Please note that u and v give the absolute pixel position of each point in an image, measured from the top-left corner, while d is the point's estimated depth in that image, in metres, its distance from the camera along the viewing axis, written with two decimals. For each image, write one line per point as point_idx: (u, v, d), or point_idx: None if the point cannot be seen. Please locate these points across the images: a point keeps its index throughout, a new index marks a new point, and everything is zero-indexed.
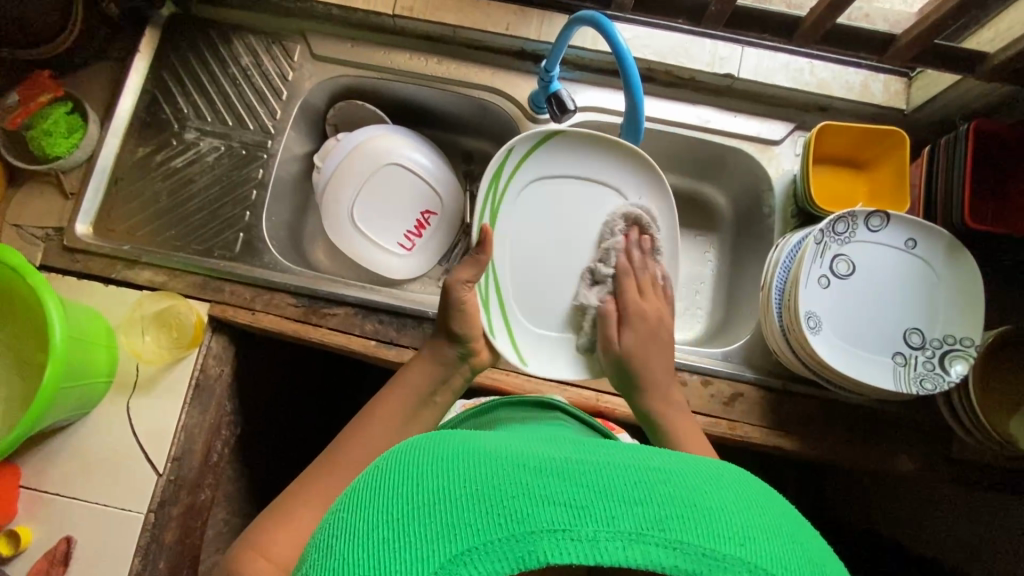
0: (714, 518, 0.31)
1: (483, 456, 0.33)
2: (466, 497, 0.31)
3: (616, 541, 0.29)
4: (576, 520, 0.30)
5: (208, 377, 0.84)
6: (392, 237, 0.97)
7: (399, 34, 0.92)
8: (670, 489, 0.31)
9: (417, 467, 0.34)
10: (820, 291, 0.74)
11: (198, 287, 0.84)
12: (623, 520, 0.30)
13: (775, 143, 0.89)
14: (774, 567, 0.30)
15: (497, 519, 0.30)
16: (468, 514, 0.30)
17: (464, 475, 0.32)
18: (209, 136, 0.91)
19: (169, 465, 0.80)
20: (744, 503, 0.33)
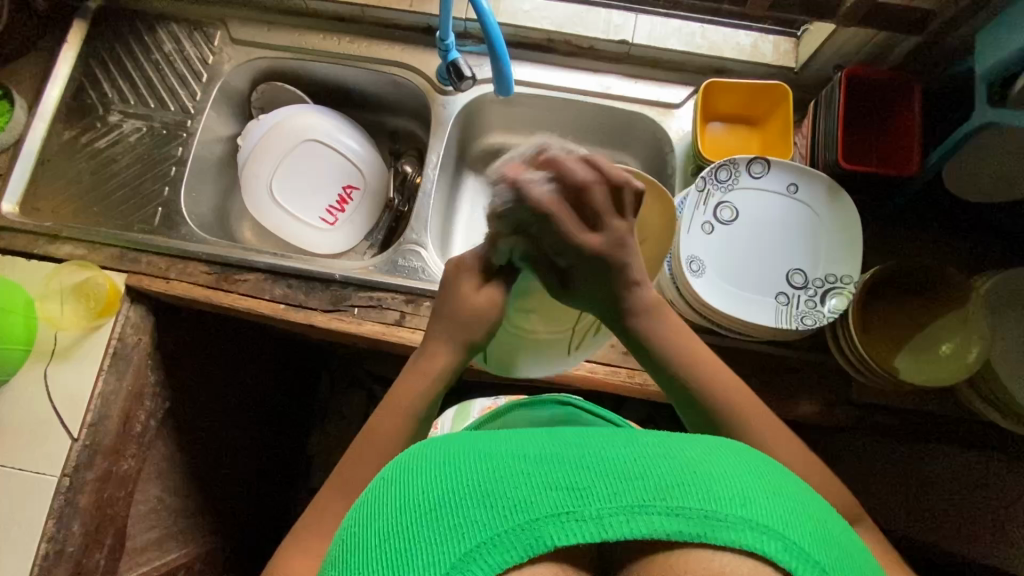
0: (707, 482, 0.36)
1: (492, 459, 0.39)
2: (475, 494, 0.36)
3: (615, 515, 0.35)
4: (581, 501, 0.35)
5: (125, 346, 0.86)
6: (313, 212, 1.00)
7: (312, 16, 0.97)
8: (663, 465, 0.37)
9: (428, 476, 0.39)
10: (704, 237, 0.77)
11: (117, 259, 0.87)
12: (622, 494, 0.35)
13: (673, 106, 0.92)
14: (765, 520, 0.35)
15: (505, 510, 0.35)
16: (480, 510, 0.35)
17: (475, 477, 0.37)
18: (132, 119, 0.95)
19: (83, 430, 0.82)
20: (734, 468, 0.38)
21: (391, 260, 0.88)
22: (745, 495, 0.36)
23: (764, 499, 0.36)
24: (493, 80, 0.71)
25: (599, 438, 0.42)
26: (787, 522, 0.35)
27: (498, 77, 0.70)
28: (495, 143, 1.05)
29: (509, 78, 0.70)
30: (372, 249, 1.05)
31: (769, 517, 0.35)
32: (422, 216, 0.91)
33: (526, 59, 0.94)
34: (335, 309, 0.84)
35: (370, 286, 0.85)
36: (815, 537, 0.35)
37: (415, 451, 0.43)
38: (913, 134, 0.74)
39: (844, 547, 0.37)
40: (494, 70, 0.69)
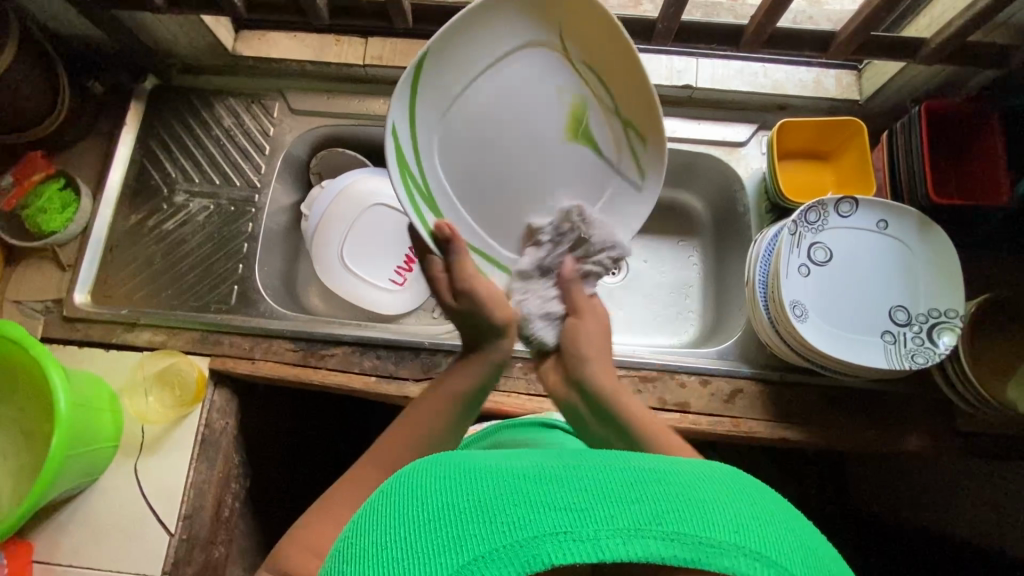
0: (703, 509, 0.36)
1: (488, 476, 0.39)
2: (474, 508, 0.37)
3: (613, 536, 0.34)
4: (578, 521, 0.35)
5: (213, 431, 0.84)
6: (383, 274, 0.99)
7: (372, 82, 0.97)
8: (658, 487, 0.37)
9: (428, 491, 0.39)
10: (802, 280, 0.76)
11: (198, 342, 0.86)
12: (618, 518, 0.35)
13: (740, 145, 0.93)
14: (756, 546, 0.36)
15: (503, 526, 0.35)
16: (475, 524, 0.36)
17: (470, 494, 0.37)
18: (198, 197, 0.95)
19: (180, 523, 0.80)
20: (735, 497, 0.38)
21: None
22: (744, 527, 0.37)
23: (761, 531, 0.37)
24: None
25: (594, 454, 0.42)
26: (777, 548, 0.36)
27: None
28: None
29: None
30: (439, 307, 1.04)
31: (765, 545, 0.36)
32: None
33: None
34: (426, 377, 0.83)
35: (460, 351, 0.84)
36: (800, 562, 0.36)
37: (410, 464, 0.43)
38: (997, 165, 0.75)
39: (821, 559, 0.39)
40: None
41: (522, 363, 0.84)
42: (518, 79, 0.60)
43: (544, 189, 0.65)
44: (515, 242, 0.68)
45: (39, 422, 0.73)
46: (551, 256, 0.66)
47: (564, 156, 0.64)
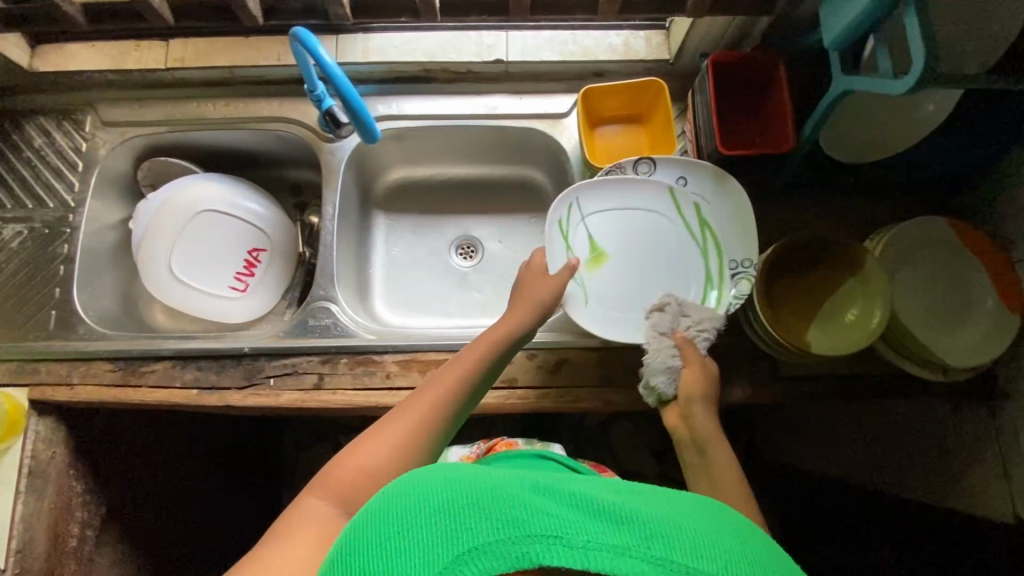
0: (693, 540, 0.39)
1: (486, 480, 0.41)
2: (470, 502, 0.39)
3: (601, 551, 0.37)
4: (571, 530, 0.38)
5: (39, 462, 0.82)
6: (222, 281, 0.97)
7: (182, 85, 0.94)
8: (657, 518, 0.39)
9: (428, 491, 0.41)
10: (604, 241, 0.77)
11: (14, 373, 0.83)
12: (604, 536, 0.37)
13: (562, 116, 0.92)
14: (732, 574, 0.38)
15: (496, 520, 0.38)
16: (473, 518, 0.38)
17: (465, 494, 0.40)
18: (11, 223, 0.91)
19: (10, 559, 0.79)
20: (722, 534, 0.41)
21: (301, 322, 0.85)
22: (720, 559, 0.38)
23: (735, 562, 0.39)
24: (357, 129, 0.71)
25: (610, 480, 0.45)
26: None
27: (360, 126, 0.71)
28: (398, 176, 1.07)
29: (372, 129, 0.71)
30: (290, 307, 1.03)
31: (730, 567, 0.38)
32: (326, 271, 0.88)
33: (408, 93, 0.93)
34: (250, 383, 0.82)
35: (282, 353, 0.82)
36: None
37: (423, 469, 0.43)
38: (785, 114, 0.74)
39: None
40: (354, 119, 0.70)
41: (348, 358, 0.82)
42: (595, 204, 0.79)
43: (647, 284, 0.78)
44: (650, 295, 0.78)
45: None
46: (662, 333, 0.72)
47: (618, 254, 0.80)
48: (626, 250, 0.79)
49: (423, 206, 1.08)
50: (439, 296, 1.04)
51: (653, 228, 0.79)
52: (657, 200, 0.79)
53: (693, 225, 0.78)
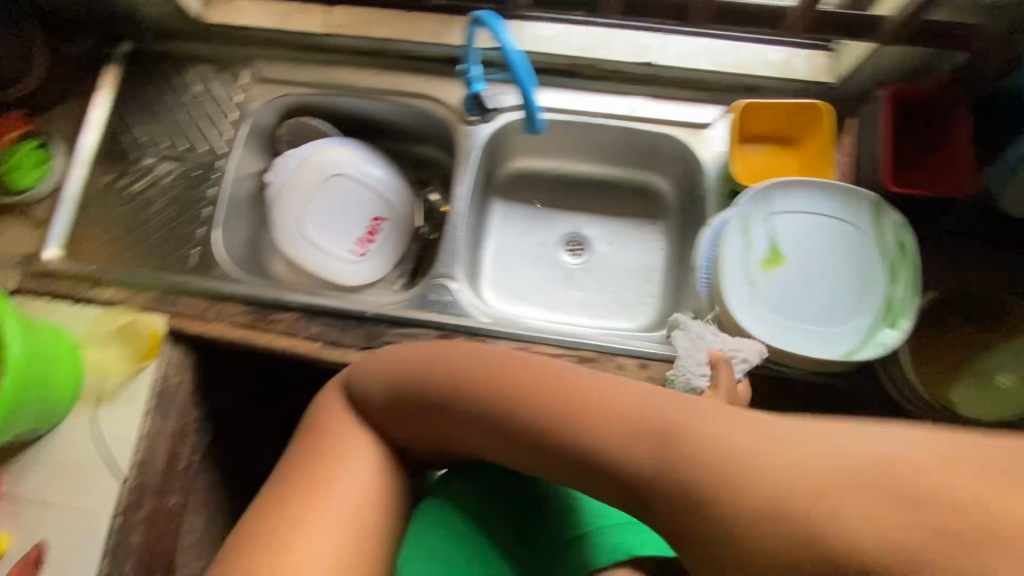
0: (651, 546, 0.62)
1: (520, 512, 0.68)
2: (507, 529, 0.67)
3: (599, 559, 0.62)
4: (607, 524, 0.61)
5: (168, 386, 0.88)
6: (344, 243, 1.01)
7: (337, 51, 0.97)
8: (636, 531, 0.64)
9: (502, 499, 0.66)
10: (740, 260, 0.74)
11: (156, 301, 0.89)
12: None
13: (704, 126, 0.90)
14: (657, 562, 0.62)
15: (522, 548, 0.66)
16: (514, 549, 0.66)
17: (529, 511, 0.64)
18: (166, 161, 0.97)
19: (131, 471, 0.84)
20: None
21: (422, 295, 0.88)
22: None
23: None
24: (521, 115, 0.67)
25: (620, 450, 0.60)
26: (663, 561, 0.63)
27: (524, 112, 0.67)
28: (520, 166, 1.08)
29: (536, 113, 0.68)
30: (401, 279, 1.07)
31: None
32: (451, 250, 0.90)
33: (553, 84, 0.92)
34: (369, 346, 0.85)
35: (402, 322, 0.85)
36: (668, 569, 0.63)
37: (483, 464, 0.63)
38: (964, 156, 0.71)
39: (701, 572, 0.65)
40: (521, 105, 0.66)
41: (463, 338, 0.84)
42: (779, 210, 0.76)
43: (821, 302, 0.73)
44: (823, 314, 0.72)
45: None
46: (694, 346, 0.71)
47: (797, 265, 0.75)
48: (804, 263, 0.75)
49: (538, 198, 1.09)
50: (541, 289, 1.05)
51: (830, 249, 0.75)
52: (845, 220, 0.75)
53: (881, 258, 0.73)
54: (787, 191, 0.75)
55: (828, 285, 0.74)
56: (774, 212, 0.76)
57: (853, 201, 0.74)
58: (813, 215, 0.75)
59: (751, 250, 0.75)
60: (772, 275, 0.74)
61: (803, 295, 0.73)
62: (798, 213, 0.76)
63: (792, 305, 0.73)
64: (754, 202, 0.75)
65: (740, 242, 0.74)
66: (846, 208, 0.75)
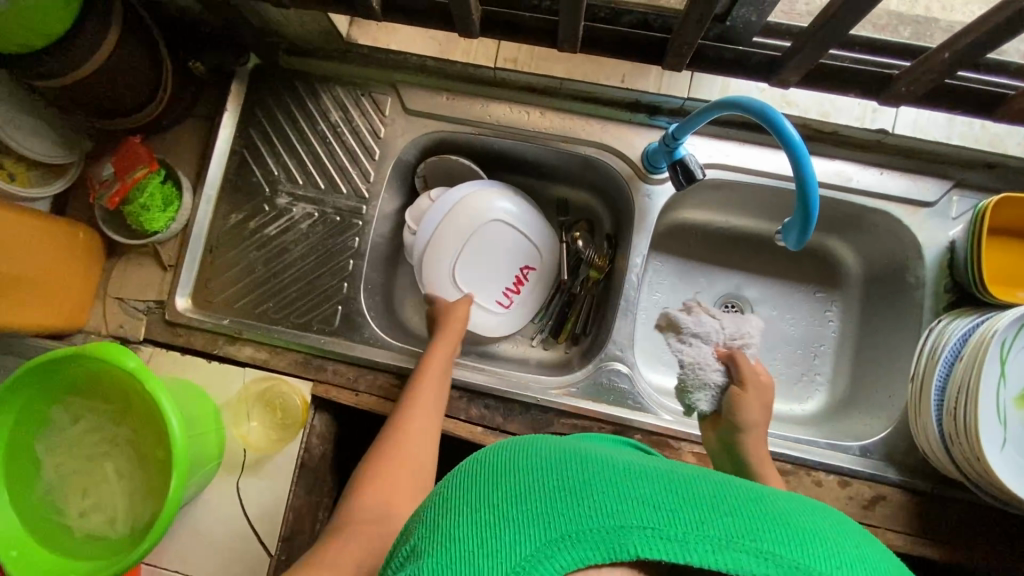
0: (800, 532, 0.33)
1: (581, 470, 0.36)
2: (552, 492, 0.34)
3: (705, 543, 0.32)
4: (669, 521, 0.33)
5: (312, 456, 0.82)
6: (490, 292, 0.92)
7: (499, 85, 0.85)
8: (772, 513, 0.34)
9: (523, 464, 0.37)
10: (994, 395, 0.65)
11: (301, 365, 0.82)
12: (713, 526, 0.33)
13: (927, 205, 0.78)
14: None
15: (588, 504, 0.33)
16: (563, 503, 0.34)
17: (553, 470, 0.36)
18: (302, 202, 0.87)
19: (279, 546, 0.80)
20: (839, 529, 0.35)
21: (593, 381, 0.80)
22: (837, 559, 0.33)
23: (856, 564, 0.33)
24: (790, 219, 0.60)
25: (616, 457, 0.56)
26: None
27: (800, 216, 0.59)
28: (685, 216, 0.96)
29: (811, 218, 0.59)
30: (539, 334, 0.97)
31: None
32: (625, 328, 0.81)
33: (750, 144, 0.82)
34: (535, 435, 0.78)
35: (574, 412, 0.78)
36: None
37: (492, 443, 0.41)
38: None
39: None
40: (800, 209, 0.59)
41: (642, 436, 0.77)
42: None
43: None
44: None
45: (150, 447, 0.72)
46: (700, 343, 0.69)
47: None
48: None
49: (695, 254, 0.98)
50: None
51: None
52: None
53: None
54: None
55: None
56: None
57: None
58: None
59: (1005, 385, 0.65)
60: None
61: None
62: None
63: None
64: (1011, 331, 0.65)
65: (994, 377, 0.65)
66: None
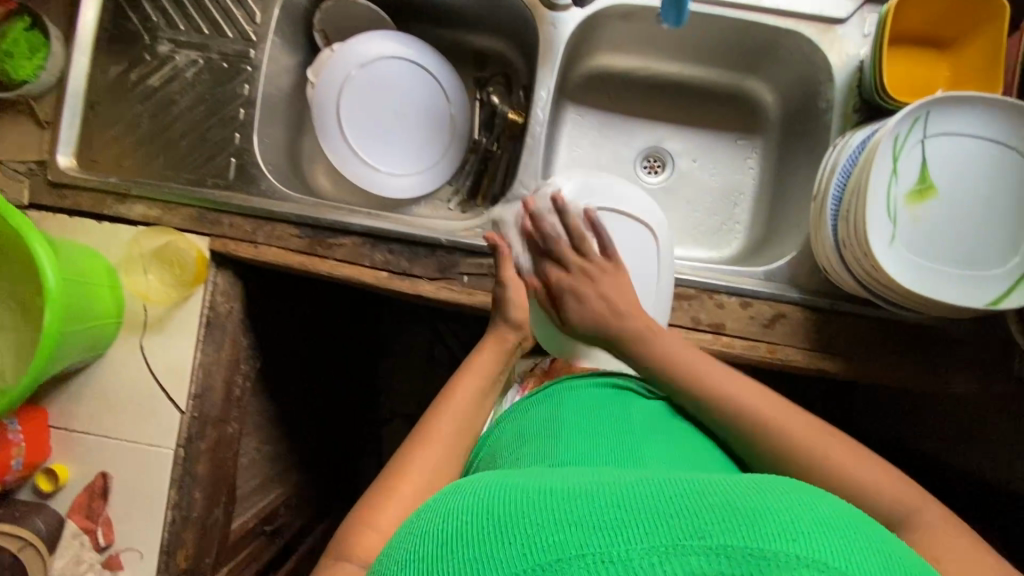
0: (762, 518, 0.30)
1: (516, 505, 0.34)
2: (482, 540, 0.32)
3: (650, 558, 0.28)
4: (607, 540, 0.29)
5: (218, 314, 0.80)
6: (396, 139, 0.88)
7: None
8: (727, 510, 0.30)
9: (459, 517, 0.35)
10: (884, 193, 0.64)
11: (195, 220, 0.79)
12: (662, 535, 0.29)
13: (836, 22, 0.76)
14: (844, 565, 0.28)
15: (517, 551, 0.30)
16: (487, 555, 0.31)
17: (483, 520, 0.33)
18: (185, 49, 0.81)
19: (190, 402, 0.79)
20: (808, 510, 0.31)
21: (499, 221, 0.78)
22: (805, 534, 0.29)
23: (820, 534, 0.30)
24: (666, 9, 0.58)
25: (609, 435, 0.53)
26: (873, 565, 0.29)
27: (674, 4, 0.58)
28: (601, 64, 0.91)
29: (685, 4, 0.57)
30: (456, 197, 0.93)
31: (854, 566, 0.28)
32: (531, 167, 0.79)
33: None
34: (442, 277, 0.77)
35: (480, 252, 0.76)
36: None
37: (436, 502, 0.39)
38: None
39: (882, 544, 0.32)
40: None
41: None
42: (933, 134, 0.64)
43: (974, 243, 0.64)
44: (979, 257, 0.64)
45: (33, 295, 0.70)
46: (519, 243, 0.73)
47: (952, 199, 0.64)
48: (964, 199, 0.64)
49: (615, 105, 0.94)
50: None
51: (990, 180, 0.64)
52: (1004, 142, 0.63)
53: None
54: (942, 111, 0.63)
55: (985, 220, 0.64)
56: (927, 138, 0.64)
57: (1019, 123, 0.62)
58: (970, 140, 0.64)
59: (896, 183, 0.64)
60: (920, 212, 0.64)
61: (953, 236, 0.64)
62: (956, 136, 0.64)
63: (940, 247, 0.64)
64: (903, 127, 0.63)
65: (885, 175, 0.64)
66: (1011, 130, 0.63)
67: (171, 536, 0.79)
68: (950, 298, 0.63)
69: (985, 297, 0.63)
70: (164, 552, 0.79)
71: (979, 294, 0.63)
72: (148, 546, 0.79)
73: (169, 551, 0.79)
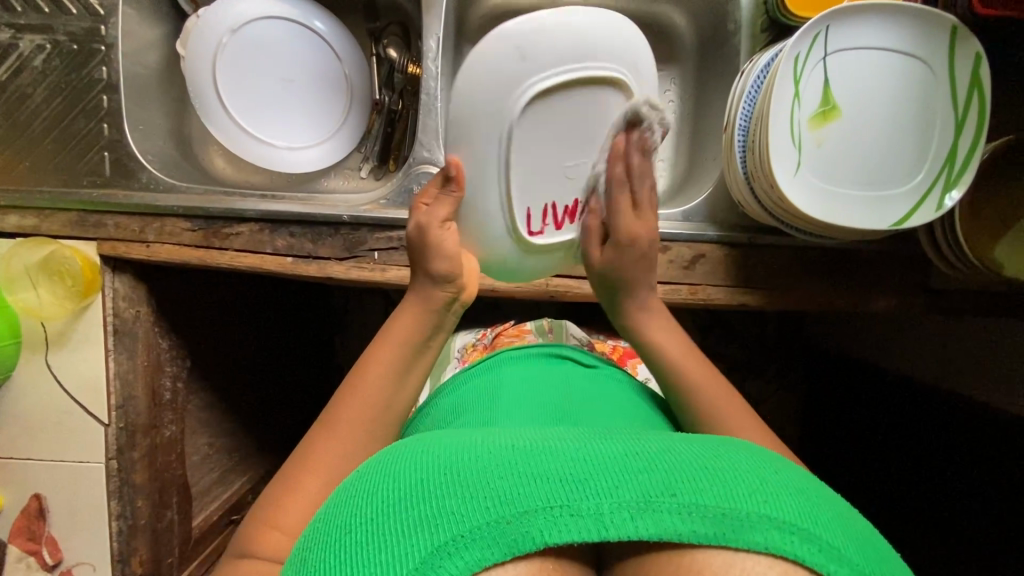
0: (721, 473, 0.29)
1: (472, 449, 0.31)
2: (444, 481, 0.29)
3: (619, 512, 0.28)
4: (577, 492, 0.28)
5: (125, 321, 0.76)
6: (289, 111, 0.82)
7: None
8: (684, 463, 0.30)
9: (410, 462, 0.31)
10: (787, 119, 0.61)
11: (76, 225, 0.73)
12: (626, 489, 0.28)
13: None
14: (795, 517, 0.28)
15: (484, 501, 0.28)
16: (450, 498, 0.28)
17: (442, 462, 0.31)
18: (27, 34, 0.73)
19: (112, 415, 0.76)
20: (756, 464, 0.31)
21: (404, 188, 0.74)
22: (773, 494, 0.29)
23: (781, 491, 0.29)
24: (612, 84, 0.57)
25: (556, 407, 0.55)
26: (833, 522, 0.29)
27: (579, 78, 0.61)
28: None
29: None
30: (366, 164, 0.86)
31: (805, 518, 0.28)
32: (430, 126, 0.74)
33: None
34: (351, 255, 0.73)
35: (386, 224, 0.72)
36: (853, 538, 0.29)
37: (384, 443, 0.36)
38: None
39: (832, 502, 0.31)
40: None
41: None
42: (831, 48, 0.61)
43: (878, 161, 0.62)
44: (882, 176, 0.62)
45: None
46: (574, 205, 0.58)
47: (854, 118, 0.62)
48: (865, 117, 0.62)
49: None
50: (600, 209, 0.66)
51: (891, 95, 0.62)
52: (902, 52, 0.61)
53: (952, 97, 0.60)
54: (838, 24, 0.60)
55: (885, 138, 0.62)
56: (826, 54, 0.61)
57: (916, 31, 0.60)
58: (869, 53, 0.61)
59: (800, 108, 0.62)
60: (821, 136, 0.63)
61: (856, 158, 0.62)
62: (854, 51, 0.61)
63: (843, 170, 0.63)
64: (804, 44, 0.60)
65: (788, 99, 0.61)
66: (908, 38, 0.60)
67: (122, 544, 0.79)
68: (854, 221, 0.62)
69: (890, 216, 0.62)
70: (117, 560, 0.79)
71: (881, 214, 0.62)
72: (101, 556, 0.79)
73: (123, 558, 0.80)
